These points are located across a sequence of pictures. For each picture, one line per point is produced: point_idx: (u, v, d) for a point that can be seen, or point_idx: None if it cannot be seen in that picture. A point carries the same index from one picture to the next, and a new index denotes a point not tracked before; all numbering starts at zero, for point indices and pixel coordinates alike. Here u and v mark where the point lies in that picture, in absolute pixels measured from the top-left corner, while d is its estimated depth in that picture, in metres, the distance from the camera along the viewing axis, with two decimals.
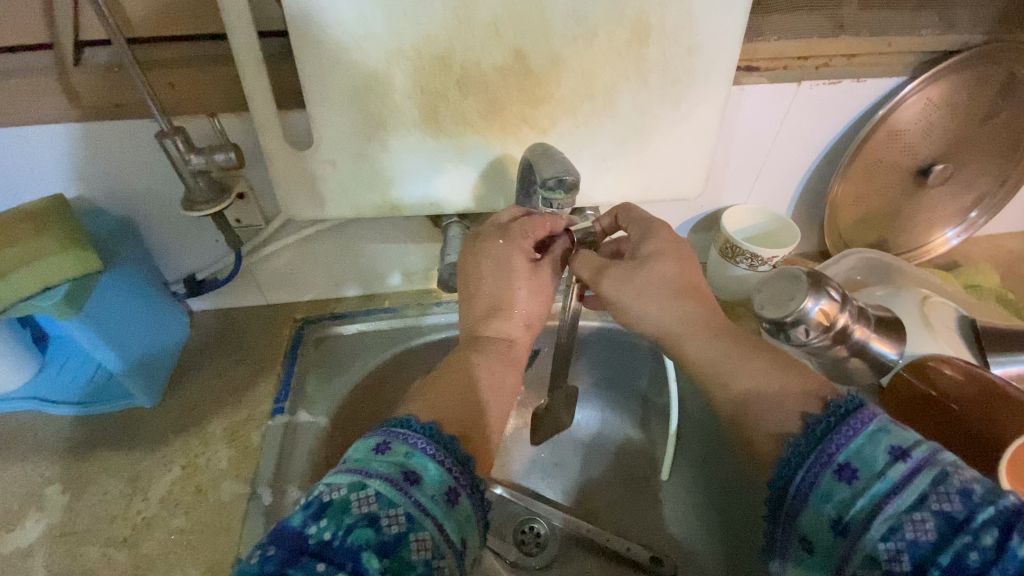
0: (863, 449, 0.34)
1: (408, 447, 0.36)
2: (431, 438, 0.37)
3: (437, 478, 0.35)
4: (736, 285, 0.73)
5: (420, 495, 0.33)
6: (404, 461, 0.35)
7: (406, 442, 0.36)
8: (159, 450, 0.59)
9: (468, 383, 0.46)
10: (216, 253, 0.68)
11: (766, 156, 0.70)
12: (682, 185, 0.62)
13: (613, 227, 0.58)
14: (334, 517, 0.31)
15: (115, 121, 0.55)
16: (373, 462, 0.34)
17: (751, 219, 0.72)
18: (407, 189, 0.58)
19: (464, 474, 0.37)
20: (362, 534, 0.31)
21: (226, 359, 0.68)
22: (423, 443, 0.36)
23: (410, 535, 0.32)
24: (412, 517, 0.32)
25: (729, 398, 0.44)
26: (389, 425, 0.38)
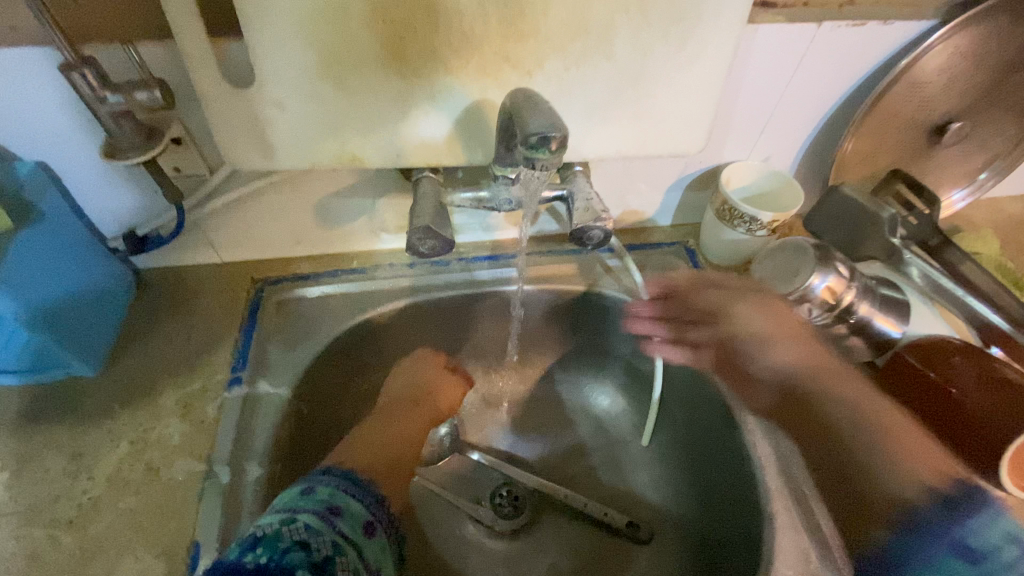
0: (980, 534, 0.43)
1: (330, 488, 0.45)
2: (346, 482, 0.47)
3: (357, 512, 0.45)
4: (732, 251, 0.69)
5: (341, 524, 0.42)
6: (328, 499, 0.44)
7: (327, 486, 0.45)
8: (105, 424, 0.55)
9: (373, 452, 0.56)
10: (155, 206, 0.61)
11: (774, 108, 0.63)
12: (682, 140, 0.56)
13: None
14: (267, 545, 0.38)
15: (10, 48, 0.45)
16: (301, 501, 0.42)
17: (752, 178, 0.67)
18: (370, 138, 0.51)
19: (380, 515, 0.47)
20: (295, 556, 0.37)
21: (178, 324, 0.63)
22: (341, 485, 0.47)
23: (335, 556, 0.40)
24: (337, 542, 0.40)
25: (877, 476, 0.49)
26: (310, 477, 0.47)
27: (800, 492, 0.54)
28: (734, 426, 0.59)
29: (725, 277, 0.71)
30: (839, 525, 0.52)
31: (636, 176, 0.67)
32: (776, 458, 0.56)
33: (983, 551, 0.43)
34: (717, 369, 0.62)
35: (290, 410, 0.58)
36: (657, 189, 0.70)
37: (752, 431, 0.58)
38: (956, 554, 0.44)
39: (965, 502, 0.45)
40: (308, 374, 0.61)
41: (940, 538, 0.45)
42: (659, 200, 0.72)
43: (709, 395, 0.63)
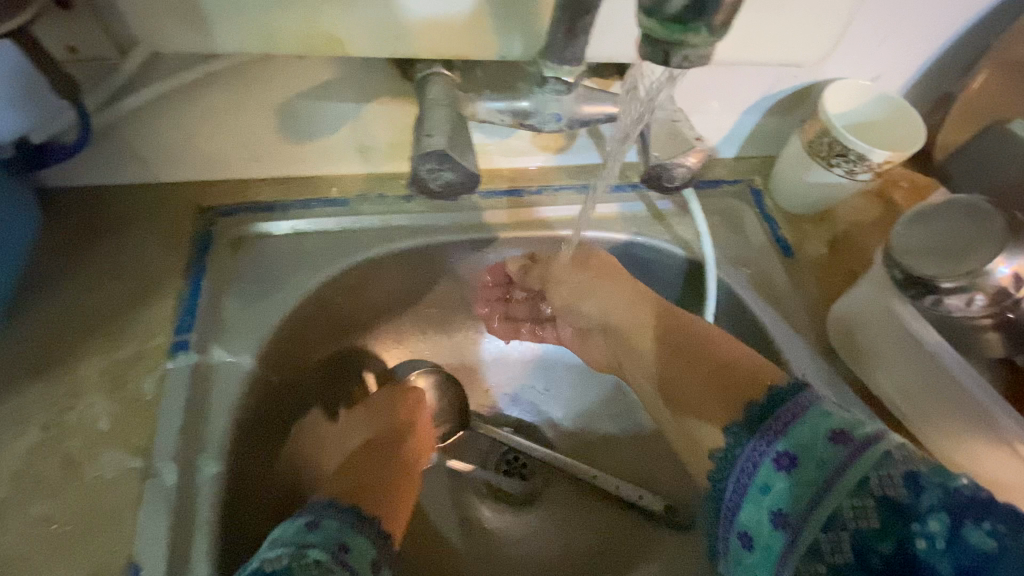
0: (803, 433, 0.33)
1: (337, 522, 0.40)
2: (356, 515, 0.42)
3: (365, 549, 0.40)
4: (816, 195, 0.55)
5: (354, 563, 0.38)
6: (336, 536, 0.39)
7: (334, 520, 0.41)
8: (9, 402, 0.41)
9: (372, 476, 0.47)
10: (53, 103, 0.43)
11: (908, 5, 0.47)
12: (799, 39, 0.40)
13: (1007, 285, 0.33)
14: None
15: None
16: (306, 535, 0.38)
17: (860, 103, 0.51)
18: (359, 9, 0.33)
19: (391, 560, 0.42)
20: None
21: (101, 265, 0.47)
22: (349, 519, 0.41)
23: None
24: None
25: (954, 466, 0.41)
26: (319, 506, 0.42)
27: None
28: None
29: (798, 229, 0.57)
30: None
31: (711, 90, 0.50)
32: None
33: (872, 479, 0.30)
34: (633, 371, 0.53)
35: (254, 384, 0.45)
36: (730, 110, 0.54)
37: None
38: (816, 454, 0.32)
39: (784, 411, 0.35)
40: (277, 337, 0.47)
41: (809, 419, 0.33)
42: (730, 126, 0.55)
43: None
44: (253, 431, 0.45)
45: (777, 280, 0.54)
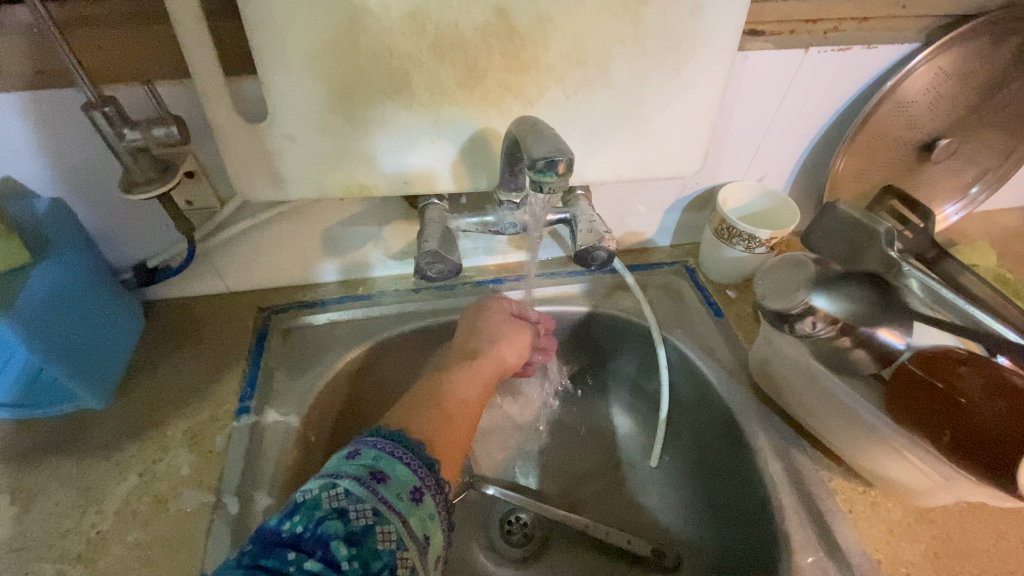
0: None
1: (377, 450, 0.40)
2: (398, 444, 0.41)
3: (403, 478, 0.38)
4: (731, 268, 0.70)
5: (385, 491, 0.37)
6: (373, 463, 0.38)
7: (374, 447, 0.40)
8: (113, 457, 0.54)
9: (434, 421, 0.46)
10: (167, 239, 0.62)
11: (765, 131, 0.66)
12: (679, 161, 0.58)
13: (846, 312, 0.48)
14: (305, 512, 0.34)
15: (37, 93, 0.47)
16: (344, 466, 0.38)
17: (746, 197, 0.69)
18: (379, 168, 0.52)
19: (428, 474, 0.40)
20: (331, 525, 0.34)
21: (186, 353, 0.63)
22: (391, 448, 0.40)
23: (376, 526, 0.35)
24: (379, 511, 0.35)
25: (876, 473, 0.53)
26: (364, 436, 0.42)
27: (815, 509, 0.53)
28: (745, 444, 0.59)
29: (727, 296, 0.71)
30: (855, 542, 0.51)
31: (636, 196, 0.69)
32: (788, 475, 0.55)
33: None
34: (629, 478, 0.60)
35: (298, 439, 0.57)
36: (656, 210, 0.72)
37: (763, 447, 0.57)
38: None
39: None
40: (317, 400, 0.61)
41: None
42: (658, 221, 0.73)
43: (721, 414, 0.62)
44: (297, 477, 0.56)
45: (713, 336, 0.67)
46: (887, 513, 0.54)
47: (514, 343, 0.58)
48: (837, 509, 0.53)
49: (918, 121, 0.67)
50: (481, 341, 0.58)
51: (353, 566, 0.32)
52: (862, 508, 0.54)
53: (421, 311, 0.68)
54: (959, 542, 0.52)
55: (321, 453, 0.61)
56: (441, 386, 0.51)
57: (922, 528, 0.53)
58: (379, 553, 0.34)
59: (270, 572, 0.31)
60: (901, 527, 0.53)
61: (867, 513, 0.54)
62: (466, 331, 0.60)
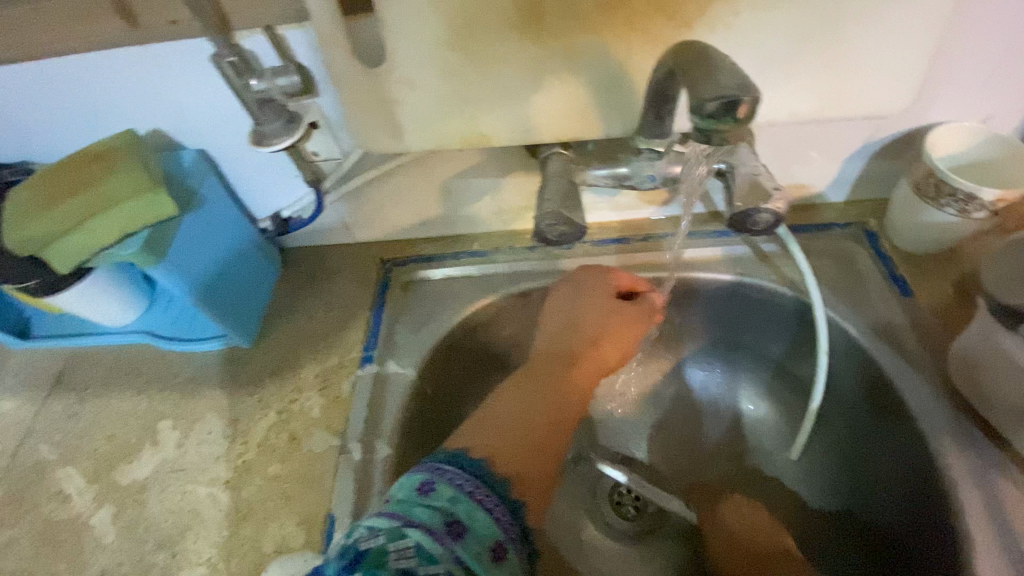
0: None
1: (455, 491, 0.35)
2: (477, 482, 0.36)
3: (484, 531, 0.34)
4: (933, 234, 0.54)
5: (463, 551, 0.32)
6: (449, 508, 0.34)
7: (449, 485, 0.35)
8: (256, 393, 0.59)
9: (521, 432, 0.42)
10: (297, 189, 0.63)
11: (1015, 48, 0.48)
12: (881, 94, 0.44)
13: None
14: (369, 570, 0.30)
15: (176, 42, 0.48)
16: (415, 508, 0.34)
17: (970, 142, 0.52)
18: (501, 113, 0.47)
19: (512, 526, 0.35)
20: None
21: (315, 300, 0.66)
22: (469, 487, 0.36)
23: None
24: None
25: None
26: (437, 464, 0.37)
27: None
28: (934, 457, 0.47)
29: (920, 269, 0.57)
30: None
31: (808, 141, 0.55)
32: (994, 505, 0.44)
33: None
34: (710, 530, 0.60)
35: (415, 394, 0.58)
36: (831, 158, 0.57)
37: (958, 466, 0.46)
38: None
39: None
40: (433, 357, 0.60)
41: None
42: (834, 173, 0.59)
43: (897, 415, 0.51)
44: (414, 429, 0.57)
45: (896, 319, 0.54)
46: None
47: (621, 339, 0.52)
48: None
49: None
50: (579, 342, 0.51)
51: None
52: None
53: (539, 270, 0.64)
54: None
55: (437, 407, 0.61)
56: (529, 398, 0.46)
57: None
58: None
59: None
60: None
61: None
62: (554, 319, 0.54)
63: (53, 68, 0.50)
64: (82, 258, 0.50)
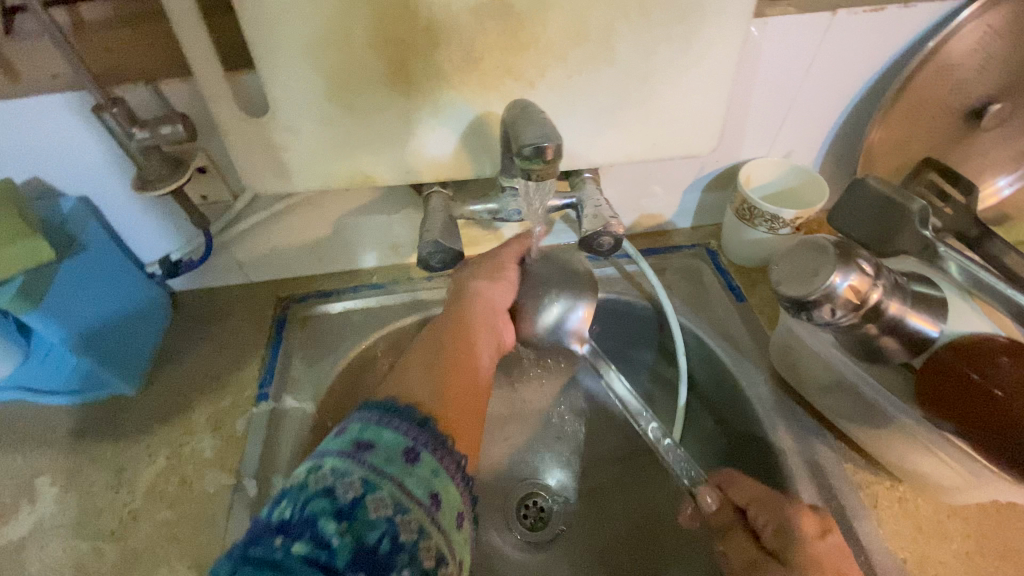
0: None
1: (363, 422, 0.36)
2: (387, 413, 0.37)
3: (391, 441, 0.35)
4: (755, 250, 0.66)
5: (372, 458, 0.33)
6: (359, 434, 0.35)
7: (361, 418, 0.36)
8: (144, 440, 0.58)
9: (438, 373, 0.44)
10: (189, 231, 0.64)
11: (792, 103, 0.62)
12: (692, 138, 0.55)
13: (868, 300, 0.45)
14: (291, 496, 0.31)
15: (55, 95, 0.49)
16: (330, 442, 0.35)
17: (772, 175, 0.65)
18: (381, 157, 0.52)
19: (422, 433, 0.36)
20: (317, 504, 0.30)
21: (209, 342, 0.66)
22: (379, 417, 0.37)
23: (366, 496, 0.31)
24: (368, 480, 0.32)
25: (902, 468, 0.51)
26: (348, 413, 0.38)
27: (836, 504, 0.51)
28: (765, 434, 0.56)
29: (750, 279, 0.68)
30: (881, 539, 0.49)
31: (651, 177, 0.66)
32: (811, 467, 0.53)
33: None
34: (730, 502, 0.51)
35: (314, 425, 0.59)
36: (673, 191, 0.69)
37: (783, 438, 0.55)
38: None
39: None
40: (332, 388, 0.62)
41: None
42: (677, 202, 0.71)
43: (738, 403, 0.60)
44: None
45: (734, 321, 0.65)
46: (916, 509, 0.51)
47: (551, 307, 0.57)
48: (860, 505, 0.51)
49: (966, 85, 0.61)
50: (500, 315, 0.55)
51: (344, 543, 0.29)
52: (889, 503, 0.51)
53: None
54: (993, 540, 0.50)
55: None
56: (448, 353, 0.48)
57: (953, 525, 0.50)
58: (373, 526, 0.30)
59: (258, 563, 0.27)
60: (930, 525, 0.50)
61: (894, 509, 0.51)
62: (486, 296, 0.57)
63: None
64: None
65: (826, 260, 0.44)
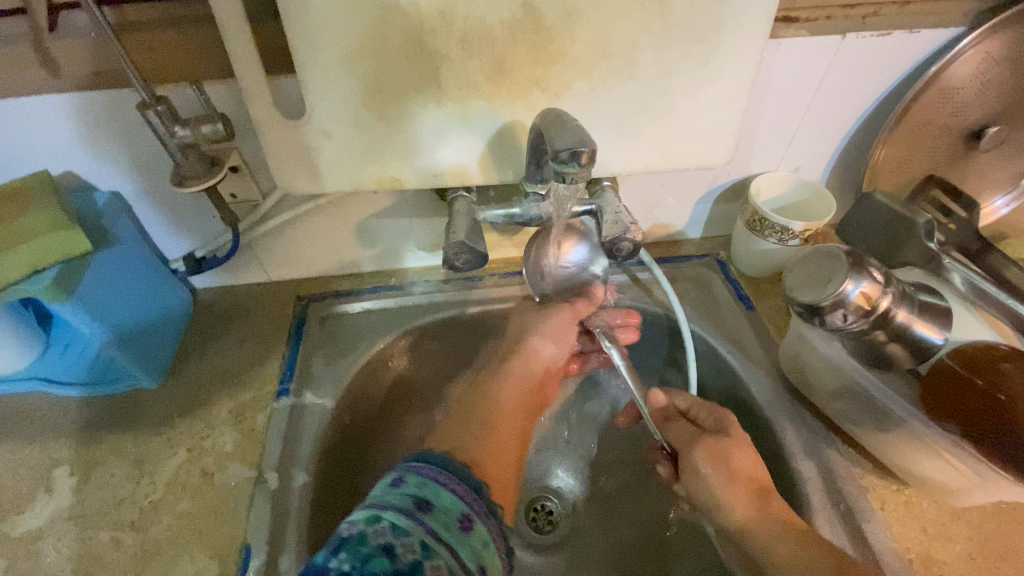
0: None
1: (421, 477, 0.37)
2: (443, 469, 0.38)
3: (451, 505, 0.36)
4: (764, 260, 0.68)
5: (432, 521, 0.34)
6: (418, 491, 0.36)
7: (418, 473, 0.38)
8: (164, 432, 0.58)
9: (479, 429, 0.47)
10: (214, 229, 0.65)
11: (801, 120, 0.64)
12: (708, 151, 0.57)
13: (875, 308, 0.47)
14: (351, 549, 0.33)
15: (97, 92, 0.51)
16: (388, 495, 0.36)
17: (781, 188, 0.68)
18: (410, 160, 0.54)
19: (478, 501, 0.38)
20: (377, 564, 0.32)
21: (229, 339, 0.67)
22: (437, 472, 0.38)
23: (424, 562, 0.33)
24: (427, 545, 0.33)
25: (909, 473, 0.53)
26: (405, 462, 0.39)
27: (845, 506, 0.52)
28: (774, 438, 0.58)
29: (758, 288, 0.70)
30: (888, 541, 0.50)
31: (665, 188, 0.69)
32: (820, 471, 0.55)
33: None
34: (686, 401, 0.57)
35: (333, 421, 0.60)
36: (685, 202, 0.71)
37: (792, 442, 0.57)
38: None
39: None
40: (350, 386, 0.63)
41: None
42: (689, 213, 0.73)
43: (748, 408, 0.62)
44: (333, 456, 0.59)
45: (743, 329, 0.66)
46: (922, 513, 0.52)
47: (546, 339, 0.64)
48: (867, 508, 0.52)
49: (967, 108, 0.64)
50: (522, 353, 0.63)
51: None
52: (896, 507, 0.53)
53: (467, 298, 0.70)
54: (997, 544, 0.51)
55: (355, 433, 0.63)
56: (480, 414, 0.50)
57: (958, 529, 0.52)
58: None
59: None
60: (936, 528, 0.51)
61: (900, 512, 0.52)
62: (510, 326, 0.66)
63: None
64: None
65: (840, 267, 0.46)
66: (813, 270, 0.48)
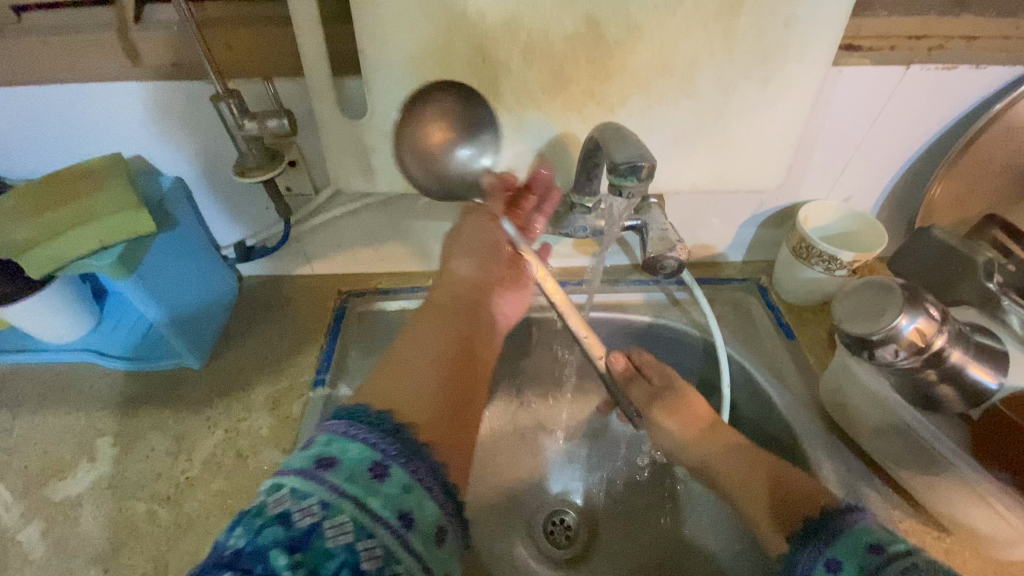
0: (846, 541, 0.37)
1: (327, 433, 0.33)
2: (355, 421, 0.34)
3: (358, 457, 0.32)
4: (809, 288, 0.67)
5: (335, 478, 0.30)
6: (323, 448, 0.32)
7: (327, 429, 0.34)
8: (203, 412, 0.60)
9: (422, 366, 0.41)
10: (266, 219, 0.68)
11: (855, 149, 0.63)
12: (758, 173, 0.57)
13: (932, 345, 0.46)
14: (246, 523, 0.29)
15: (173, 83, 0.54)
16: (293, 458, 0.32)
17: (831, 218, 0.66)
18: None
19: (393, 447, 0.33)
20: (271, 532, 0.28)
21: (270, 326, 0.69)
22: (347, 427, 0.34)
23: (325, 523, 0.29)
24: (328, 504, 0.30)
25: (954, 522, 0.50)
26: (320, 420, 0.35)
27: None
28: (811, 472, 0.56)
29: (800, 317, 0.69)
30: None
31: (709, 209, 0.68)
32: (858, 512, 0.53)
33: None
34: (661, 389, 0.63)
35: None
36: (729, 224, 0.70)
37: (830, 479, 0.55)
38: (855, 558, 0.35)
39: (828, 528, 0.39)
40: None
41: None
42: (732, 235, 0.72)
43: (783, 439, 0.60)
44: None
45: (783, 358, 0.65)
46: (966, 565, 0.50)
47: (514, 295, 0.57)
48: None
49: None
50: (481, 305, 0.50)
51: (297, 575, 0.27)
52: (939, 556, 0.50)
53: None
54: None
55: None
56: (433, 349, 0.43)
57: None
58: (332, 553, 0.28)
59: None
60: None
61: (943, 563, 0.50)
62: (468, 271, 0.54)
63: (45, 95, 0.54)
64: (60, 263, 0.53)
65: (895, 301, 0.45)
66: (864, 299, 0.47)
